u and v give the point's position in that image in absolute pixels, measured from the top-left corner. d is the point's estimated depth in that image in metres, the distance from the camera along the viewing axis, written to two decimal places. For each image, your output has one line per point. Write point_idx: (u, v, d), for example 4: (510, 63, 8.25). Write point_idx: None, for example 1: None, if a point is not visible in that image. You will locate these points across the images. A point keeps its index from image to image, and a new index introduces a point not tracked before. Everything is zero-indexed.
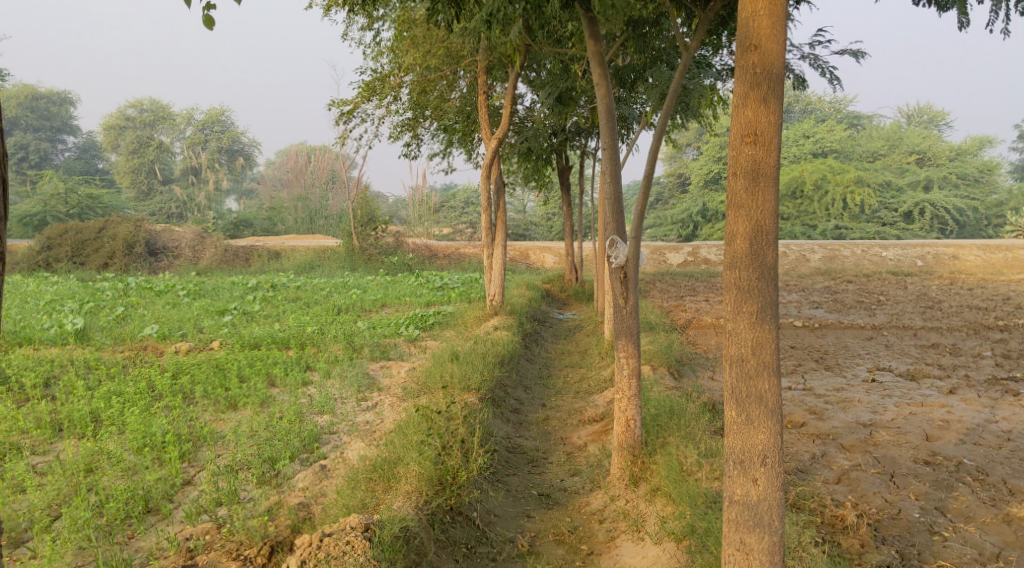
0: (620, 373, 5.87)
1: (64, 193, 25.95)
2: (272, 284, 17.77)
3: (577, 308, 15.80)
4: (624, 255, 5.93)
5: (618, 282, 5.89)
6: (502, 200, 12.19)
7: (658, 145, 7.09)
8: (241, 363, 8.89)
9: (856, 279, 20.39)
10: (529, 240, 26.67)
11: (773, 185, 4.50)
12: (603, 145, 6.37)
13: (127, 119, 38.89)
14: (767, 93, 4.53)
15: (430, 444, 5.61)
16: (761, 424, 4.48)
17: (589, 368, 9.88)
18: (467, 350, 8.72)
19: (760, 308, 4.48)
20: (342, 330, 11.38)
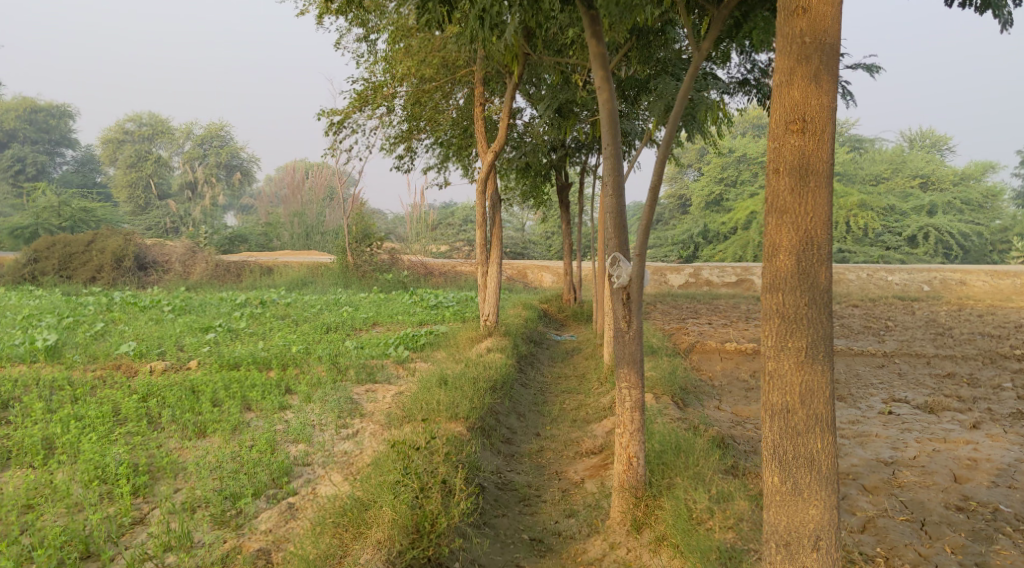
0: (622, 404, 5.33)
1: (57, 205, 25.47)
2: (261, 300, 17.26)
3: (576, 329, 15.28)
4: (627, 274, 5.39)
5: (621, 303, 5.36)
6: (498, 216, 11.70)
7: (664, 158, 6.59)
8: (219, 385, 8.37)
9: (862, 304, 19.89)
10: (528, 259, 26.17)
11: (824, 184, 4.29)
12: (605, 157, 5.85)
13: (126, 132, 38.62)
14: (817, 70, 4.32)
15: (406, 486, 5.05)
16: (812, 496, 4.33)
17: (588, 395, 9.32)
18: (458, 374, 8.19)
19: (810, 343, 4.31)
20: (328, 351, 10.87)
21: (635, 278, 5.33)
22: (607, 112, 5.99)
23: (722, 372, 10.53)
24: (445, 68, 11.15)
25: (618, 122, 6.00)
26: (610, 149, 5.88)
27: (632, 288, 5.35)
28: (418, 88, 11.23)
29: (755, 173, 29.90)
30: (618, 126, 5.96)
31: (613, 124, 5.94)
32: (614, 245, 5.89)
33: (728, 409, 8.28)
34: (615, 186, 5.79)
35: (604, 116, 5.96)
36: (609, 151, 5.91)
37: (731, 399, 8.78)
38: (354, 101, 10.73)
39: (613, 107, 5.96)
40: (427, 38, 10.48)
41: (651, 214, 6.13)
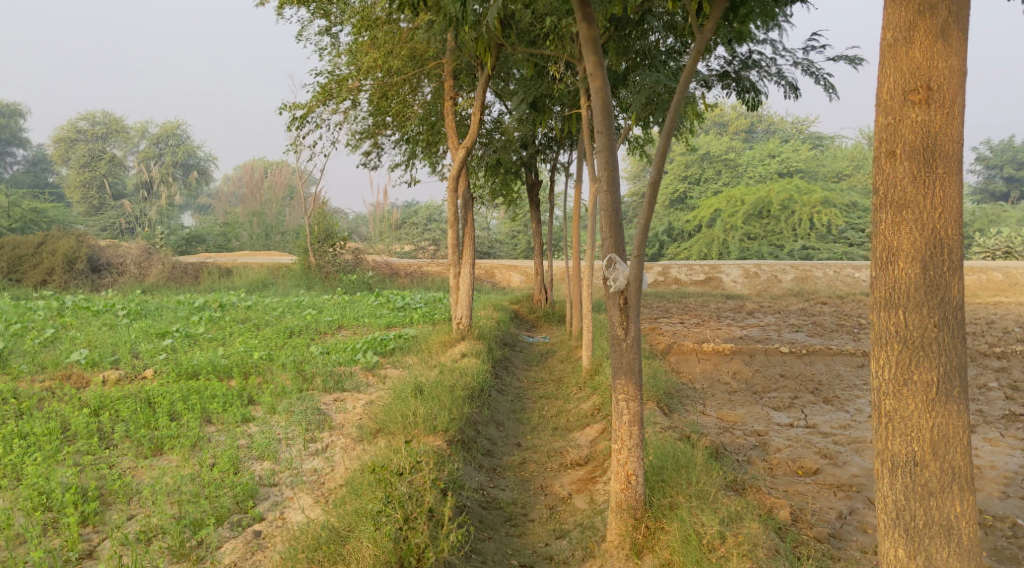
0: (619, 419, 5.11)
1: (5, 206, 24.38)
2: (220, 303, 16.59)
3: (547, 330, 14.92)
4: (625, 277, 5.20)
5: (618, 310, 5.20)
6: (471, 215, 11.28)
7: (665, 149, 6.29)
8: (176, 396, 7.81)
9: (831, 301, 19.86)
10: (495, 258, 25.75)
11: (955, 168, 3.89)
12: (601, 155, 5.55)
13: (79, 131, 37.36)
14: (943, 29, 3.91)
15: (389, 515, 4.63)
16: (946, 554, 3.89)
17: (567, 401, 8.95)
18: (433, 381, 7.74)
19: (942, 370, 3.89)
20: (294, 357, 10.34)
21: (633, 283, 5.16)
22: (600, 100, 5.64)
23: (702, 374, 10.25)
24: (413, 60, 10.65)
25: (612, 113, 5.67)
26: (603, 145, 5.58)
27: (630, 293, 5.18)
28: (386, 86, 10.72)
29: (719, 171, 29.90)
30: (612, 119, 5.63)
31: (605, 117, 5.60)
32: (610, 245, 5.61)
33: (714, 414, 7.98)
34: (612, 185, 5.52)
35: (596, 108, 5.65)
36: (604, 146, 5.60)
37: (716, 403, 8.48)
38: (320, 95, 10.21)
39: (606, 98, 5.63)
40: (394, 30, 10.00)
41: (651, 210, 5.89)
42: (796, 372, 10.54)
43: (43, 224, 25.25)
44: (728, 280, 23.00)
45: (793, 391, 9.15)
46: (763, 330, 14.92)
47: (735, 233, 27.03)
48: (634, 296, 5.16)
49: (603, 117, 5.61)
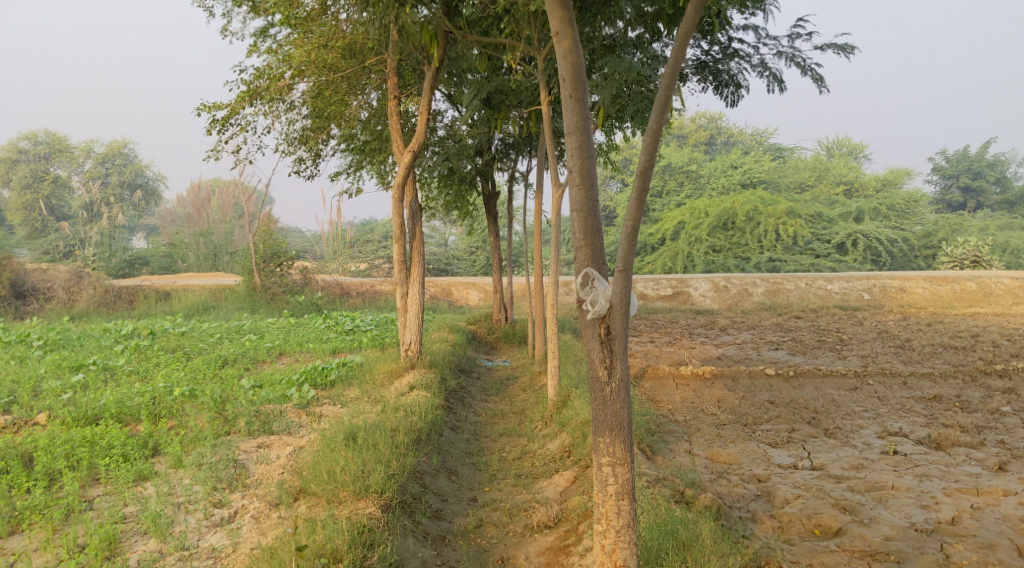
0: (606, 491, 4.76)
1: None
2: (151, 330, 15.13)
3: (509, 353, 13.84)
4: (605, 299, 4.78)
5: (598, 343, 4.81)
6: (419, 228, 10.02)
7: (657, 131, 5.24)
8: (65, 443, 6.46)
9: (804, 315, 19.10)
10: (452, 276, 24.45)
11: None
12: (574, 140, 4.79)
13: (19, 151, 35.27)
14: None
15: None
16: None
17: (531, 439, 7.81)
18: (371, 424, 6.50)
19: None
20: (221, 392, 9.04)
21: (614, 308, 4.75)
22: (570, 65, 4.82)
23: (681, 402, 9.19)
24: (351, 54, 9.42)
25: (583, 81, 4.87)
26: (575, 126, 4.81)
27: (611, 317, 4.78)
28: (327, 86, 9.53)
29: (681, 182, 29.18)
30: (584, 92, 4.84)
31: (576, 89, 4.81)
32: (586, 252, 4.85)
33: (703, 454, 7.03)
34: (588, 181, 4.81)
35: (565, 73, 4.84)
36: (575, 128, 4.83)
37: (703, 439, 7.50)
38: (245, 93, 8.93)
39: (577, 64, 4.80)
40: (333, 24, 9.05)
41: (640, 212, 5.02)
42: (784, 398, 9.53)
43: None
44: (697, 294, 22.08)
45: (788, 422, 8.21)
46: (741, 348, 13.99)
47: (700, 245, 26.17)
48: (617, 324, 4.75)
49: (574, 83, 4.82)
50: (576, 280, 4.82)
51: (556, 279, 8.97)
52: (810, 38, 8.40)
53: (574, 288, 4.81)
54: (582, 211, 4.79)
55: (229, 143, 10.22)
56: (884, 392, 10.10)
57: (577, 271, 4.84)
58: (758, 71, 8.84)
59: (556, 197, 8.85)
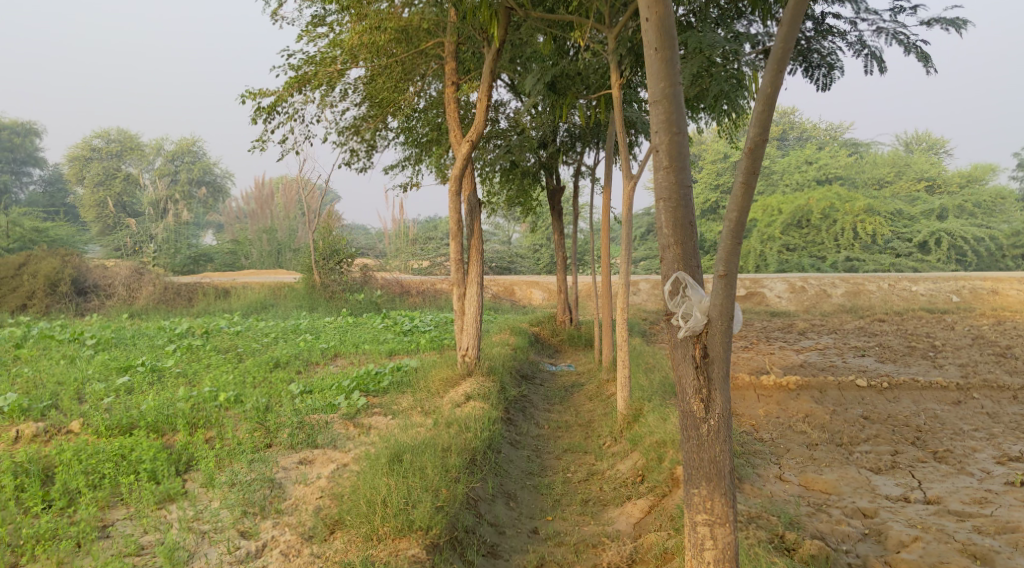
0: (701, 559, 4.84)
1: (7, 226, 24.24)
2: (205, 329, 14.86)
3: (573, 357, 13.10)
4: (699, 312, 4.85)
5: (691, 367, 4.90)
6: (478, 224, 9.22)
7: (771, 95, 4.74)
8: (93, 455, 6.05)
9: (889, 318, 17.82)
10: (514, 274, 23.82)
11: None
12: (659, 108, 4.82)
13: (94, 149, 36.24)
14: None
15: None
16: None
17: (599, 458, 7.09)
18: (418, 441, 5.85)
19: None
20: (266, 399, 8.52)
21: (712, 322, 4.82)
22: (656, 24, 4.84)
23: (764, 416, 8.28)
24: (408, 39, 8.73)
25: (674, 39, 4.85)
26: (664, 93, 4.84)
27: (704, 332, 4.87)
28: (384, 74, 8.92)
29: None
30: (672, 50, 4.83)
31: (662, 47, 4.82)
32: (678, 249, 4.91)
33: (796, 481, 6.18)
34: (680, 164, 4.85)
35: (652, 36, 4.84)
36: (662, 96, 4.86)
37: (794, 462, 6.63)
38: (292, 79, 8.39)
39: (663, 17, 4.81)
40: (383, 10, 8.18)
41: (746, 200, 4.72)
42: (880, 412, 8.51)
43: (9, 241, 23.75)
44: (771, 295, 20.93)
45: (889, 442, 7.23)
46: (823, 355, 12.94)
47: (772, 244, 25.07)
48: (716, 342, 4.82)
49: (661, 42, 4.82)
50: (666, 282, 4.95)
51: (626, 279, 8.16)
52: (916, 10, 7.40)
53: (666, 300, 4.93)
54: (673, 200, 4.85)
55: (273, 131, 9.69)
56: (993, 408, 8.99)
57: (668, 275, 4.95)
58: (855, 49, 7.81)
59: (628, 190, 8.02)
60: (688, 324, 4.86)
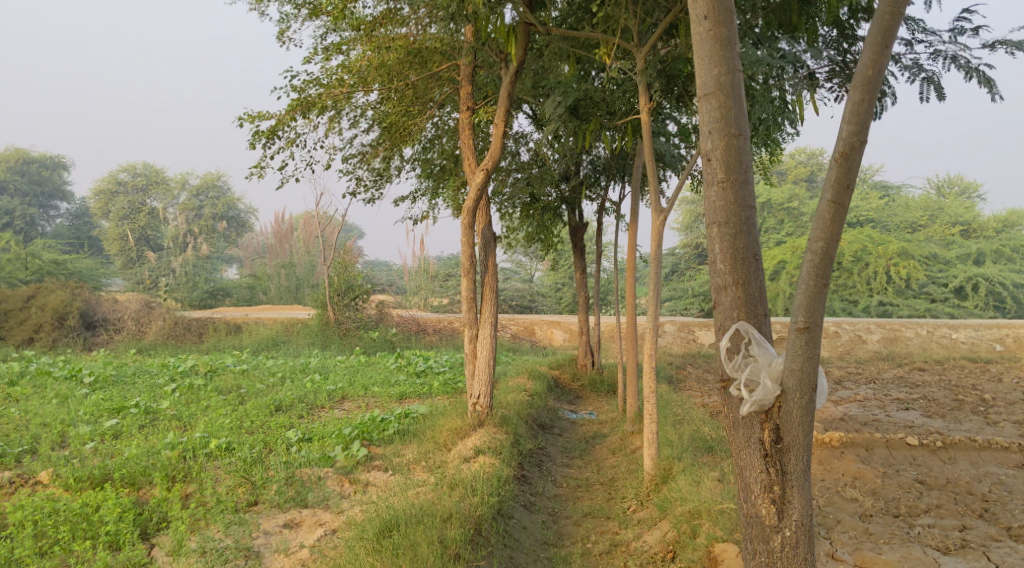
0: None
1: (24, 257, 23.99)
2: (211, 367, 14.28)
3: (594, 403, 12.31)
4: (768, 391, 4.50)
5: (758, 456, 4.53)
6: (492, 259, 8.53)
7: (873, 77, 4.36)
8: (52, 510, 5.61)
9: (928, 367, 16.86)
10: (535, 314, 23.09)
11: None
12: (713, 101, 4.56)
13: (119, 183, 36.28)
14: None
15: None
16: None
17: (623, 524, 6.33)
18: (411, 514, 5.24)
19: None
20: (258, 449, 7.81)
21: (784, 397, 4.47)
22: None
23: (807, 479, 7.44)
24: (422, 61, 8.21)
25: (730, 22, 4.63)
26: (718, 82, 4.58)
27: (773, 410, 4.52)
28: (395, 99, 8.37)
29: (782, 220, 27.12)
30: (727, 30, 4.60)
31: (717, 28, 4.59)
32: (739, 291, 4.59)
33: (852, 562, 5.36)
34: (739, 177, 4.58)
35: (703, 13, 4.61)
36: (716, 85, 4.60)
37: (847, 537, 5.79)
38: (294, 102, 7.84)
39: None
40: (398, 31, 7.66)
41: (837, 222, 4.34)
42: (936, 476, 7.62)
43: (27, 274, 23.46)
44: (803, 340, 20.01)
45: (954, 515, 6.35)
46: (864, 407, 12.03)
47: (803, 286, 24.15)
48: (791, 423, 4.45)
49: (716, 18, 4.60)
50: (724, 336, 4.61)
51: (655, 322, 7.35)
52: (979, 30, 6.67)
53: (731, 372, 4.58)
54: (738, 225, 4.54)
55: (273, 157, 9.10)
56: None
57: (726, 327, 4.62)
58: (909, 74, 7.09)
59: (657, 226, 7.31)
60: (755, 398, 4.51)
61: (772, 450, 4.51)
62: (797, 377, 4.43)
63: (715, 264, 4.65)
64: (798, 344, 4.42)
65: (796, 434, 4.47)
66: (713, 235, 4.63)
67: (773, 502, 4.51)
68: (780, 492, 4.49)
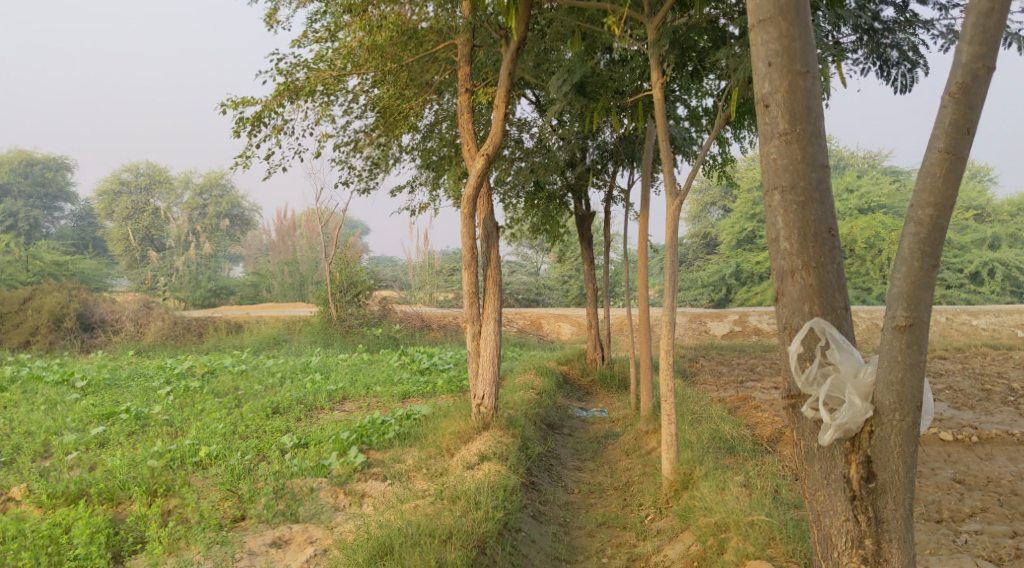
0: None
1: (24, 259, 23.59)
2: (208, 368, 13.83)
3: (605, 399, 11.84)
4: (855, 416, 4.02)
5: (844, 499, 4.06)
6: (495, 250, 8.02)
7: None
8: (20, 533, 5.17)
9: (950, 355, 16.29)
10: (542, 308, 22.57)
11: None
12: (772, 29, 4.09)
13: (122, 183, 35.88)
14: None
15: None
16: None
17: (640, 535, 5.85)
18: (405, 538, 4.77)
19: None
20: (249, 458, 7.32)
21: (878, 421, 3.99)
22: None
23: None
24: (416, 40, 7.68)
25: None
26: (778, 7, 4.10)
27: (863, 436, 4.04)
28: (389, 82, 7.86)
29: None
30: None
31: None
32: (810, 274, 4.11)
33: None
34: (805, 127, 4.10)
35: None
36: (775, 10, 4.13)
37: None
38: (279, 88, 7.33)
39: None
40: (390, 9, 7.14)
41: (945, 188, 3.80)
42: (976, 475, 7.08)
43: (28, 275, 23.02)
44: None
45: (1003, 521, 5.83)
46: None
47: None
48: (887, 459, 3.96)
49: None
50: (797, 340, 4.13)
51: (671, 314, 6.80)
52: None
53: (809, 390, 4.12)
54: (804, 195, 4.09)
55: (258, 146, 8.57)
56: None
57: (799, 325, 4.14)
58: (944, 41, 6.54)
59: (671, 211, 6.80)
60: (839, 423, 4.04)
61: (862, 491, 4.03)
62: (895, 394, 3.93)
63: (777, 239, 4.18)
64: (897, 346, 3.91)
65: (892, 472, 3.97)
66: (775, 201, 4.17)
67: (863, 559, 4.02)
68: (873, 545, 4.00)
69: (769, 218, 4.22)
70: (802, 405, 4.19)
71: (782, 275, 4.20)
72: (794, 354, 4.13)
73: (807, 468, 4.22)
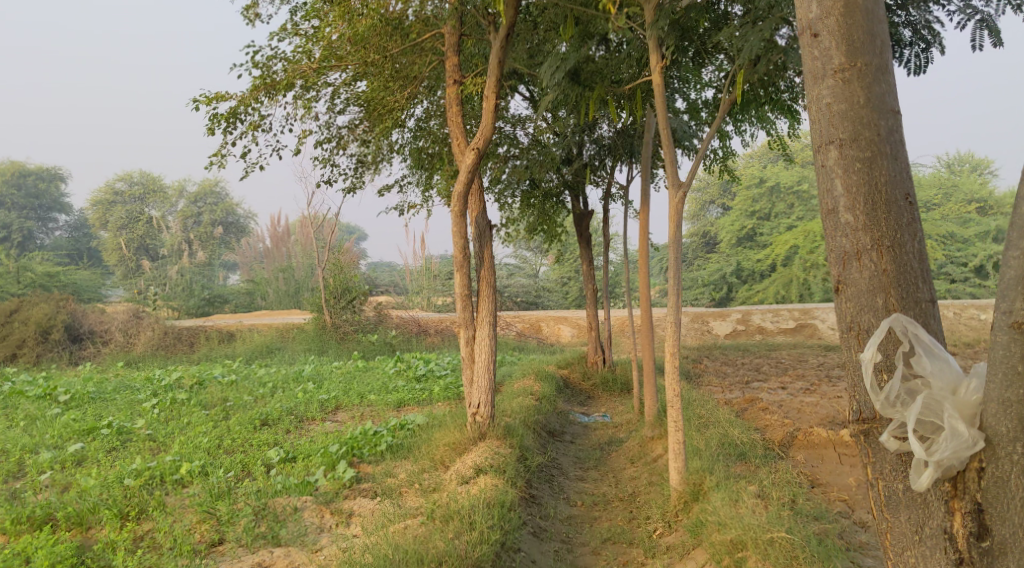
0: None
1: (16, 272, 23.17)
2: (198, 378, 13.42)
3: (606, 403, 11.43)
4: (957, 453, 3.39)
5: (948, 561, 3.45)
6: (487, 250, 7.61)
7: None
8: None
9: (960, 351, 15.88)
10: (541, 310, 22.15)
11: None
12: None
13: (116, 193, 35.47)
14: None
15: None
16: None
17: (647, 553, 5.43)
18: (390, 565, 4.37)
19: None
20: (232, 474, 6.91)
21: (989, 455, 3.36)
22: None
23: (856, 486, 6.42)
24: (401, 30, 7.30)
25: None
26: None
27: (969, 476, 3.42)
28: (373, 74, 7.47)
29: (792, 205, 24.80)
30: None
31: None
32: (882, 256, 3.59)
33: None
34: (866, 61, 3.66)
35: None
36: None
37: None
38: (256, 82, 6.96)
39: None
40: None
41: None
42: None
43: (19, 287, 22.55)
44: (824, 326, 19.02)
45: None
46: None
47: (816, 271, 22.50)
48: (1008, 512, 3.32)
49: None
50: (872, 348, 3.53)
51: (676, 313, 6.40)
52: None
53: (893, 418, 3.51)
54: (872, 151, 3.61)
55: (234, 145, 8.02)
56: None
57: (877, 326, 3.56)
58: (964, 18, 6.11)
59: (675, 205, 6.39)
60: (939, 458, 3.40)
61: (972, 553, 3.41)
62: (1015, 418, 3.30)
63: (837, 208, 3.69)
64: (1015, 354, 3.29)
65: (1013, 527, 3.34)
66: (831, 157, 3.70)
67: None
68: None
69: (823, 181, 3.74)
70: (883, 431, 3.58)
71: (847, 257, 3.69)
72: (870, 367, 3.52)
73: (892, 514, 3.61)
